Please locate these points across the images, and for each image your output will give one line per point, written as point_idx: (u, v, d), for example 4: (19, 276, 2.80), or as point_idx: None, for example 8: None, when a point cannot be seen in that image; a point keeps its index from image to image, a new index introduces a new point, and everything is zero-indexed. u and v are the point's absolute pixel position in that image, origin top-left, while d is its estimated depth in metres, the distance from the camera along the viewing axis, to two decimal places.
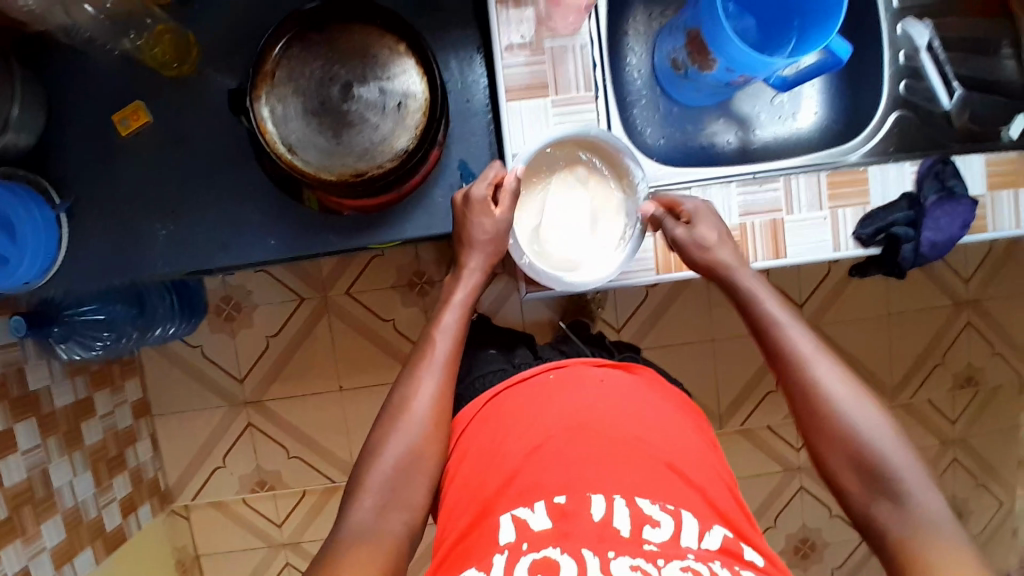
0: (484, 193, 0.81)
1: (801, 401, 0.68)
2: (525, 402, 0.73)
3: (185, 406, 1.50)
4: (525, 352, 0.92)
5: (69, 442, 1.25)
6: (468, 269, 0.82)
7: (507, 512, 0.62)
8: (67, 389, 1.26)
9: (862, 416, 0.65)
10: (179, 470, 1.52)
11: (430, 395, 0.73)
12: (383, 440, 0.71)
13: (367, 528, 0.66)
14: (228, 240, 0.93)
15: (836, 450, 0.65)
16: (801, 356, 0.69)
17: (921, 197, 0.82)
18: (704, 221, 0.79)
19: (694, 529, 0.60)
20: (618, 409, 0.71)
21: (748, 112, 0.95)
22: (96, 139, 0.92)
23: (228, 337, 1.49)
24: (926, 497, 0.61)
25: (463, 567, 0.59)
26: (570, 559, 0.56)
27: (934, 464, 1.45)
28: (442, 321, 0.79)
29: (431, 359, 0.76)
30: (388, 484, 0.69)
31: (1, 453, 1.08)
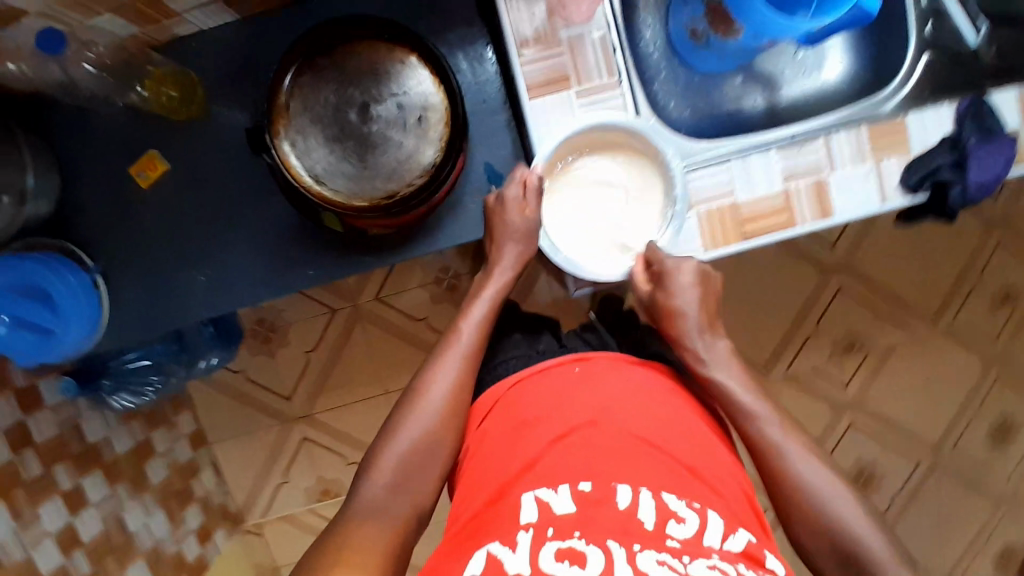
0: (517, 194, 0.80)
1: (774, 487, 0.70)
2: (546, 393, 0.71)
3: (239, 430, 1.53)
4: (548, 338, 0.88)
5: (136, 486, 1.27)
6: (500, 266, 0.83)
7: (530, 493, 0.60)
8: (124, 435, 1.27)
9: (837, 502, 0.67)
10: (244, 491, 1.56)
11: (448, 383, 0.75)
12: (402, 420, 0.73)
13: (380, 506, 0.68)
14: (266, 276, 0.92)
15: (820, 540, 0.67)
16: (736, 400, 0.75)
17: (962, 138, 0.80)
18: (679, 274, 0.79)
19: (717, 530, 0.59)
20: (649, 409, 0.69)
21: (773, 69, 0.94)
22: (116, 195, 0.91)
23: (268, 358, 1.51)
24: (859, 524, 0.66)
25: (482, 544, 0.58)
26: (597, 550, 0.54)
27: (980, 385, 1.46)
28: (469, 313, 0.81)
29: (457, 346, 0.78)
30: (403, 463, 0.70)
31: (73, 509, 1.11)
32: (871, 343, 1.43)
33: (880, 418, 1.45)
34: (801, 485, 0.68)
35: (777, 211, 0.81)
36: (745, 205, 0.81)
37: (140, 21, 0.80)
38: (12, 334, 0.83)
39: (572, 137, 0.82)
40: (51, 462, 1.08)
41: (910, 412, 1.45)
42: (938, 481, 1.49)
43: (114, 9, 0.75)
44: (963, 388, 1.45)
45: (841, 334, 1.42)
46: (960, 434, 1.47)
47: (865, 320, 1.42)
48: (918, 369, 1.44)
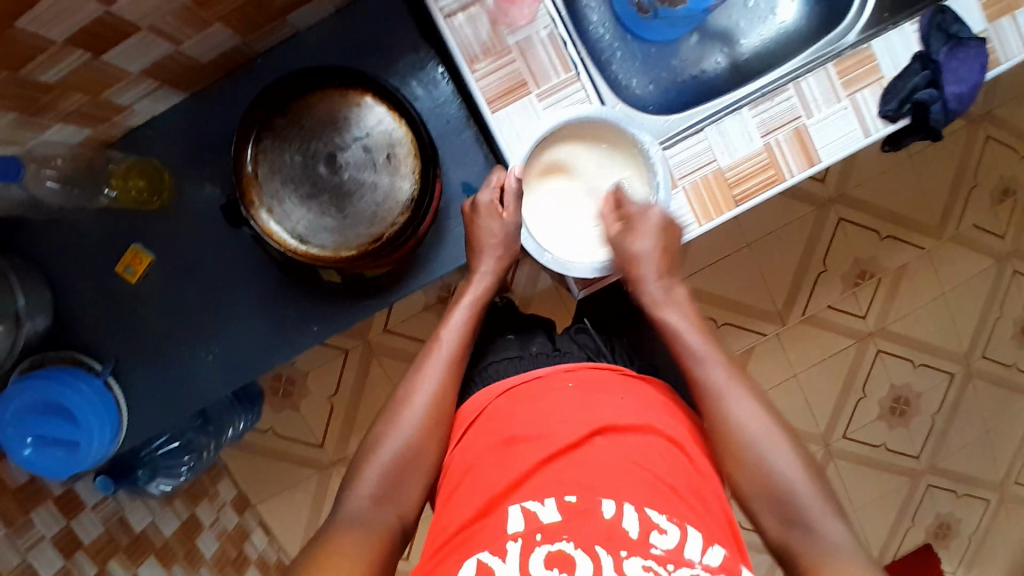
0: (490, 198, 0.79)
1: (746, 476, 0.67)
2: (534, 405, 0.69)
3: (280, 486, 1.53)
4: (542, 340, 0.84)
5: (191, 563, 1.21)
6: (478, 274, 0.80)
7: (517, 505, 0.59)
8: (169, 516, 1.25)
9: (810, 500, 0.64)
10: (297, 544, 1.53)
11: (431, 394, 0.73)
12: (384, 432, 0.72)
13: (361, 518, 0.66)
14: (274, 340, 0.92)
15: (792, 534, 0.64)
16: (716, 385, 0.71)
17: (931, 53, 0.79)
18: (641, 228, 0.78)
19: (699, 543, 0.58)
20: (636, 422, 0.66)
21: (727, 25, 0.92)
22: (108, 294, 0.90)
23: (294, 411, 1.51)
24: (828, 524, 0.63)
25: (471, 552, 0.58)
26: (585, 555, 0.54)
27: (998, 284, 1.44)
28: (449, 321, 0.79)
29: (437, 358, 0.76)
30: (386, 477, 0.69)
31: None
32: (882, 267, 1.42)
33: (906, 339, 1.44)
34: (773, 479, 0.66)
35: (763, 168, 0.80)
36: (729, 169, 0.80)
37: (91, 122, 0.79)
38: (39, 452, 0.83)
39: (544, 138, 0.80)
40: (104, 560, 1.05)
41: (934, 326, 1.44)
42: (976, 389, 1.48)
43: (62, 117, 0.75)
44: (980, 291, 1.44)
45: (850, 265, 1.41)
46: (989, 336, 1.46)
47: (870, 246, 1.41)
48: (934, 282, 1.43)
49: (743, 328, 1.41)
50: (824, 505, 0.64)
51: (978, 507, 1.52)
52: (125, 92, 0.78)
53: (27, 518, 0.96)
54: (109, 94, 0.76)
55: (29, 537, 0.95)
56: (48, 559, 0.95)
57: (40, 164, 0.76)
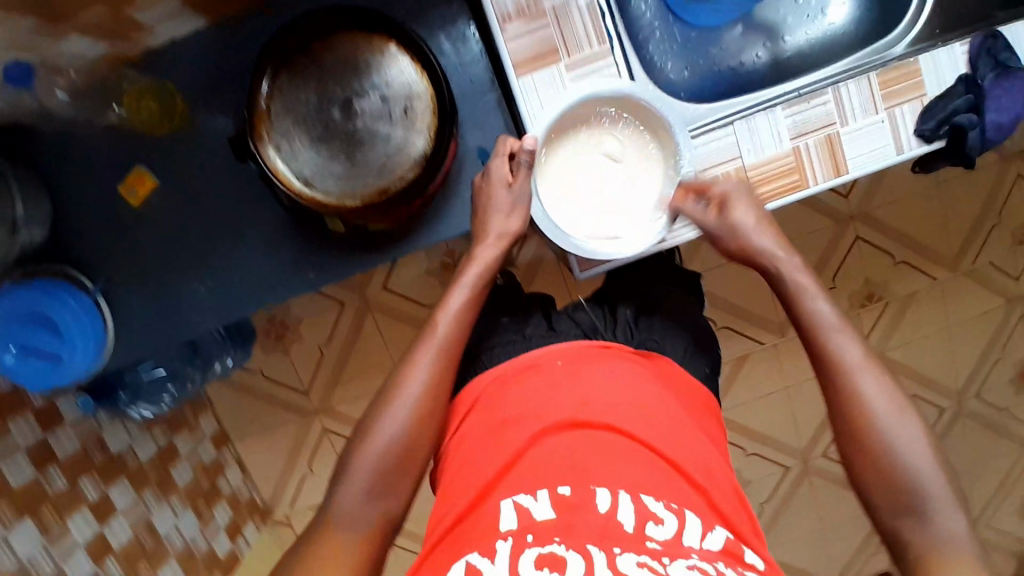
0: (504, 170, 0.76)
1: (834, 410, 0.66)
2: (530, 389, 0.69)
3: (260, 427, 1.51)
4: (538, 321, 0.83)
5: (163, 489, 1.24)
6: (488, 236, 0.76)
7: (508, 499, 0.58)
8: (146, 441, 1.26)
9: (904, 438, 0.62)
10: (271, 485, 1.54)
11: (427, 380, 0.70)
12: (377, 420, 0.69)
13: (354, 515, 0.65)
14: (267, 279, 0.90)
15: (884, 484, 0.62)
16: (847, 364, 0.65)
17: (978, 77, 0.76)
18: (737, 207, 0.74)
19: (697, 530, 0.56)
20: (632, 402, 0.66)
21: (774, 18, 0.89)
22: (109, 214, 0.89)
23: (283, 355, 1.48)
24: (951, 517, 0.59)
25: (460, 555, 0.55)
26: (576, 556, 0.52)
27: (1003, 326, 1.42)
28: (448, 303, 0.74)
29: (431, 342, 0.72)
30: (377, 470, 0.66)
31: (102, 517, 1.08)
32: (890, 292, 1.40)
33: (903, 368, 1.42)
34: (867, 416, 0.63)
35: (787, 171, 0.77)
36: (753, 168, 0.78)
37: (109, 37, 0.78)
38: (21, 362, 0.81)
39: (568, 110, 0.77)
40: (76, 475, 1.07)
41: (931, 360, 1.43)
42: (964, 426, 1.47)
43: (80, 28, 0.74)
44: (986, 329, 1.42)
45: (860, 285, 1.39)
46: (985, 376, 1.45)
47: (881, 271, 1.38)
48: (940, 313, 1.41)
49: (739, 334, 1.39)
50: (920, 444, 0.62)
51: None
52: (147, 9, 0.76)
53: (6, 426, 0.96)
54: (130, 9, 0.75)
55: (5, 445, 0.95)
56: (19, 468, 0.96)
57: (54, 71, 0.77)
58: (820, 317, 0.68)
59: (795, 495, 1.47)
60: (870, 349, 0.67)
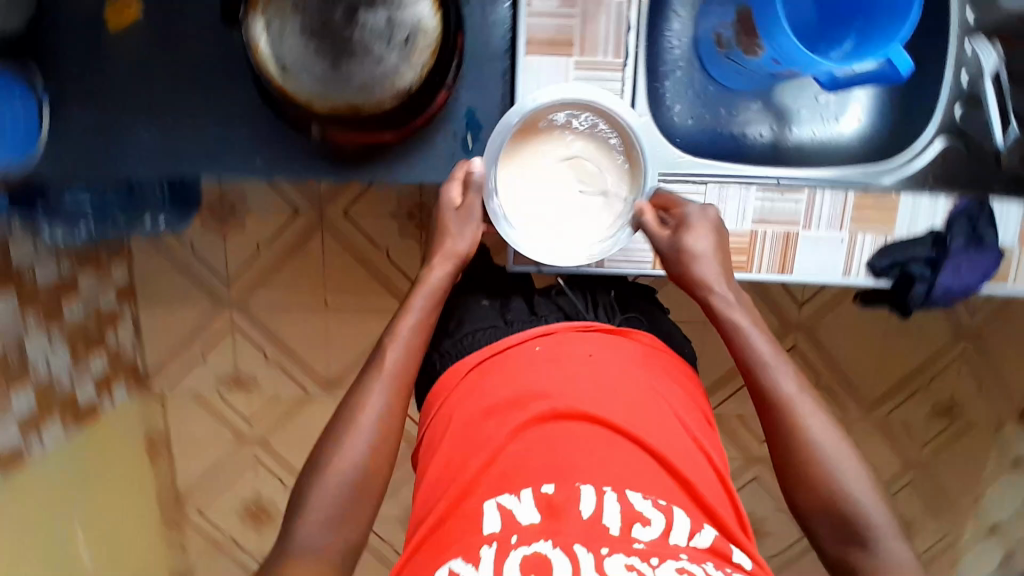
0: (455, 198, 0.79)
1: (778, 443, 0.71)
2: (509, 374, 0.70)
3: (169, 297, 1.46)
4: (519, 304, 0.82)
5: (47, 318, 1.23)
6: (451, 233, 0.80)
7: (492, 500, 0.60)
8: (50, 265, 1.23)
9: (846, 466, 0.68)
10: (158, 356, 1.50)
11: (381, 406, 0.73)
12: (334, 450, 0.71)
13: (315, 545, 0.67)
14: (215, 150, 0.86)
15: (831, 519, 0.67)
16: (786, 396, 0.71)
17: (948, 237, 0.78)
18: (694, 232, 0.75)
19: (686, 527, 0.59)
20: (601, 387, 0.68)
21: (789, 104, 0.88)
22: (82, 23, 0.85)
23: (218, 237, 1.42)
24: (894, 542, 0.65)
25: (445, 561, 0.57)
26: (562, 557, 0.55)
27: (894, 482, 1.45)
28: (397, 331, 0.77)
29: (382, 371, 0.75)
30: (340, 497, 0.69)
31: None
32: None
33: None
34: (814, 450, 0.69)
35: (737, 250, 0.78)
36: None
37: None
38: None
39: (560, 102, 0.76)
40: None
41: None
42: None
43: None
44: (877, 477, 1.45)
45: None
46: None
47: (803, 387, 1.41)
48: None
49: None
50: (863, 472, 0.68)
51: None
52: None
53: None
54: None
55: None
56: None
57: None
58: (763, 353, 0.73)
59: None
60: (805, 380, 0.73)
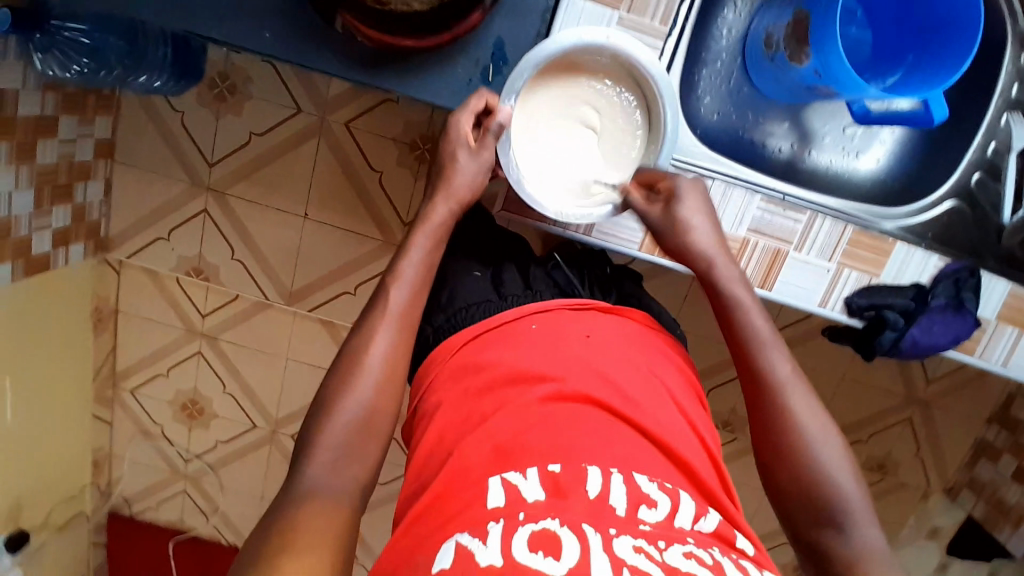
0: (467, 128, 0.74)
1: (764, 432, 0.69)
2: (507, 350, 0.70)
3: (149, 166, 1.41)
4: (515, 279, 0.82)
5: (20, 155, 1.15)
6: (461, 170, 0.76)
7: (497, 476, 0.58)
8: (35, 100, 1.15)
9: (826, 445, 0.67)
10: (123, 225, 1.45)
11: (385, 347, 0.70)
12: (336, 393, 0.67)
13: (322, 485, 0.62)
14: (226, 14, 0.81)
15: (807, 499, 0.65)
16: (779, 379, 0.70)
17: (931, 293, 0.78)
18: (687, 199, 0.74)
19: (689, 513, 0.58)
20: (596, 368, 0.67)
21: (816, 127, 0.87)
22: None
23: (211, 117, 1.36)
24: (868, 528, 0.63)
25: (450, 534, 0.53)
26: (570, 532, 0.52)
27: None
28: (401, 271, 0.74)
29: (384, 312, 0.72)
30: (346, 434, 0.65)
31: None
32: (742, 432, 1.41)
33: None
34: (796, 433, 0.67)
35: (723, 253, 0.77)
36: None
37: None
38: None
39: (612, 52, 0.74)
40: None
41: (741, 514, 1.47)
42: None
43: None
44: None
45: (723, 410, 1.38)
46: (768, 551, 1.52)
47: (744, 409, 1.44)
48: None
49: None
50: (844, 458, 0.67)
51: None
52: None
53: None
54: None
55: None
56: None
57: None
58: (758, 334, 0.72)
59: None
60: (796, 364, 0.72)
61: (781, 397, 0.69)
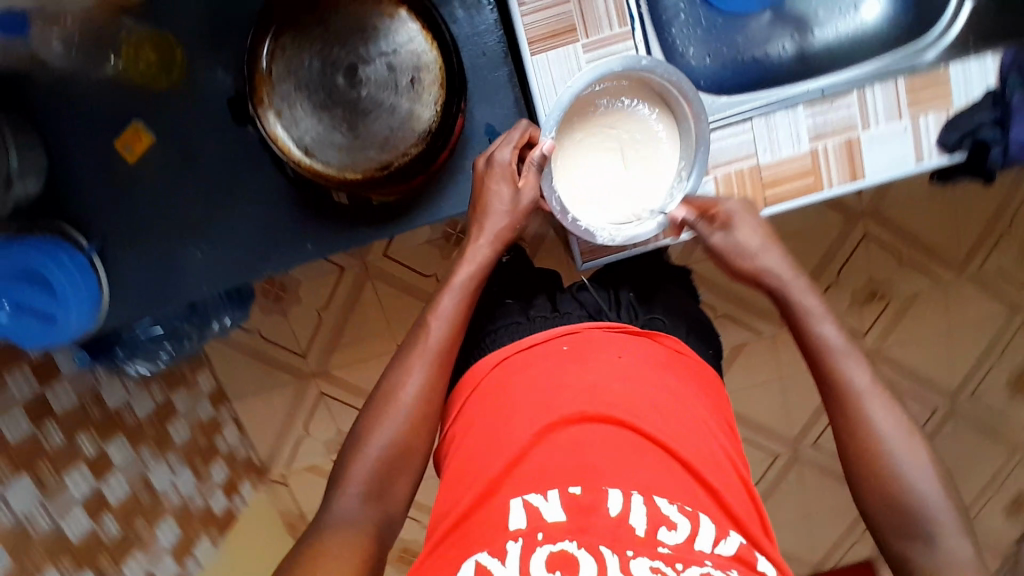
0: (508, 158, 0.75)
1: (843, 436, 0.67)
2: (532, 373, 0.66)
3: (256, 387, 1.51)
4: (543, 302, 0.80)
5: (161, 447, 1.27)
6: (493, 210, 0.76)
7: (518, 498, 0.56)
8: (145, 398, 1.26)
9: (910, 461, 0.64)
10: (267, 445, 1.55)
11: (421, 388, 0.70)
12: (370, 428, 0.69)
13: (347, 518, 0.65)
14: (267, 248, 0.88)
15: (888, 509, 0.63)
16: (858, 389, 0.67)
17: (1005, 93, 0.75)
18: (742, 224, 0.75)
19: (710, 534, 0.55)
20: (632, 384, 0.63)
21: (804, 9, 0.86)
22: (104, 171, 0.87)
23: (280, 317, 1.45)
24: (953, 538, 0.61)
25: (469, 554, 0.54)
26: (589, 557, 0.52)
27: (1004, 330, 1.41)
28: (439, 306, 0.74)
29: (426, 347, 0.72)
30: (375, 475, 0.67)
31: (98, 473, 1.10)
32: (892, 291, 1.38)
33: (900, 368, 1.43)
34: (874, 442, 0.65)
35: (803, 172, 0.77)
36: (766, 168, 0.78)
37: None
38: (16, 321, 0.82)
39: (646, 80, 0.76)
40: (74, 431, 1.07)
41: (932, 360, 1.43)
42: (953, 428, 1.48)
43: None
44: (987, 333, 1.41)
45: (863, 283, 1.37)
46: (981, 378, 1.45)
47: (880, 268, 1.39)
48: (941, 316, 1.40)
49: (739, 323, 1.37)
50: (931, 472, 0.63)
51: None
52: None
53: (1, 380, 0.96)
54: None
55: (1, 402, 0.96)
56: (16, 423, 0.97)
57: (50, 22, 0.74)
58: (825, 340, 0.70)
59: (782, 483, 1.49)
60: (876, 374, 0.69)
61: (859, 406, 0.67)
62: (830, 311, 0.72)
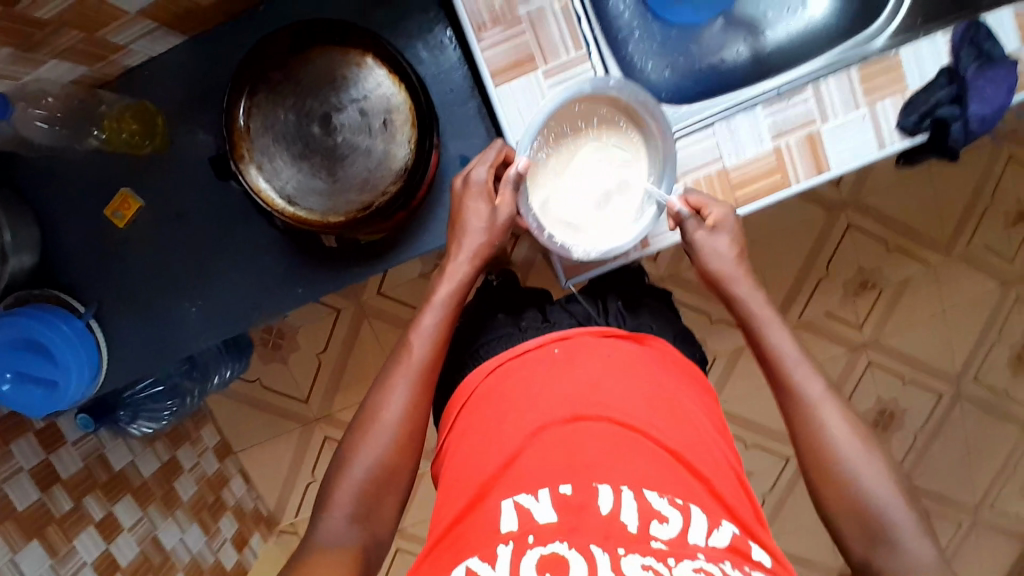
0: (484, 177, 0.75)
1: (803, 446, 0.68)
2: (522, 380, 0.66)
3: (262, 436, 1.51)
4: (533, 314, 0.80)
5: (168, 505, 1.23)
6: (471, 228, 0.75)
7: (509, 500, 0.56)
8: (150, 457, 1.25)
9: (868, 468, 0.64)
10: (275, 494, 1.54)
11: (402, 405, 0.70)
12: (354, 446, 0.69)
13: (337, 538, 0.66)
14: (259, 296, 0.90)
15: (852, 516, 0.63)
16: (812, 399, 0.68)
17: (960, 68, 0.77)
18: (722, 234, 0.74)
19: (702, 528, 0.54)
20: (620, 386, 0.64)
21: (754, 13, 0.91)
22: (95, 237, 0.89)
23: (282, 365, 1.48)
24: (913, 541, 0.61)
25: (460, 558, 0.54)
26: (579, 557, 0.51)
27: (999, 306, 1.41)
28: (420, 322, 0.74)
29: (408, 363, 0.72)
30: (360, 496, 0.68)
31: (108, 536, 1.08)
32: (884, 279, 1.39)
33: (901, 355, 1.43)
34: (832, 449, 0.66)
35: (770, 170, 0.79)
36: (734, 169, 0.79)
37: (87, 60, 0.78)
38: (17, 389, 0.81)
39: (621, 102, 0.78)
40: (81, 494, 1.07)
41: (933, 343, 1.42)
42: (963, 410, 1.47)
43: (56, 54, 0.74)
44: (984, 311, 1.42)
45: (853, 273, 1.38)
46: (984, 357, 1.44)
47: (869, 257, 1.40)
48: (935, 299, 1.40)
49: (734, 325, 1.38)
50: (887, 477, 0.64)
51: (949, 526, 1.52)
52: (121, 31, 0.77)
53: (8, 448, 0.95)
54: (104, 31, 0.75)
55: (8, 468, 0.95)
56: (24, 490, 0.96)
57: (32, 102, 0.76)
58: (780, 351, 0.71)
59: (798, 483, 1.47)
60: (830, 383, 0.70)
61: (815, 413, 0.68)
62: (783, 322, 0.73)
